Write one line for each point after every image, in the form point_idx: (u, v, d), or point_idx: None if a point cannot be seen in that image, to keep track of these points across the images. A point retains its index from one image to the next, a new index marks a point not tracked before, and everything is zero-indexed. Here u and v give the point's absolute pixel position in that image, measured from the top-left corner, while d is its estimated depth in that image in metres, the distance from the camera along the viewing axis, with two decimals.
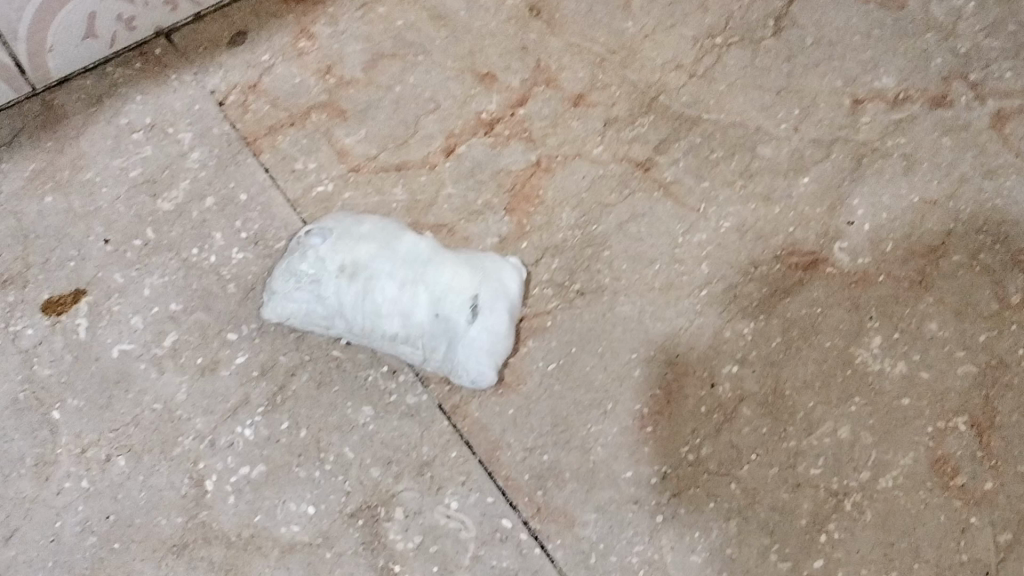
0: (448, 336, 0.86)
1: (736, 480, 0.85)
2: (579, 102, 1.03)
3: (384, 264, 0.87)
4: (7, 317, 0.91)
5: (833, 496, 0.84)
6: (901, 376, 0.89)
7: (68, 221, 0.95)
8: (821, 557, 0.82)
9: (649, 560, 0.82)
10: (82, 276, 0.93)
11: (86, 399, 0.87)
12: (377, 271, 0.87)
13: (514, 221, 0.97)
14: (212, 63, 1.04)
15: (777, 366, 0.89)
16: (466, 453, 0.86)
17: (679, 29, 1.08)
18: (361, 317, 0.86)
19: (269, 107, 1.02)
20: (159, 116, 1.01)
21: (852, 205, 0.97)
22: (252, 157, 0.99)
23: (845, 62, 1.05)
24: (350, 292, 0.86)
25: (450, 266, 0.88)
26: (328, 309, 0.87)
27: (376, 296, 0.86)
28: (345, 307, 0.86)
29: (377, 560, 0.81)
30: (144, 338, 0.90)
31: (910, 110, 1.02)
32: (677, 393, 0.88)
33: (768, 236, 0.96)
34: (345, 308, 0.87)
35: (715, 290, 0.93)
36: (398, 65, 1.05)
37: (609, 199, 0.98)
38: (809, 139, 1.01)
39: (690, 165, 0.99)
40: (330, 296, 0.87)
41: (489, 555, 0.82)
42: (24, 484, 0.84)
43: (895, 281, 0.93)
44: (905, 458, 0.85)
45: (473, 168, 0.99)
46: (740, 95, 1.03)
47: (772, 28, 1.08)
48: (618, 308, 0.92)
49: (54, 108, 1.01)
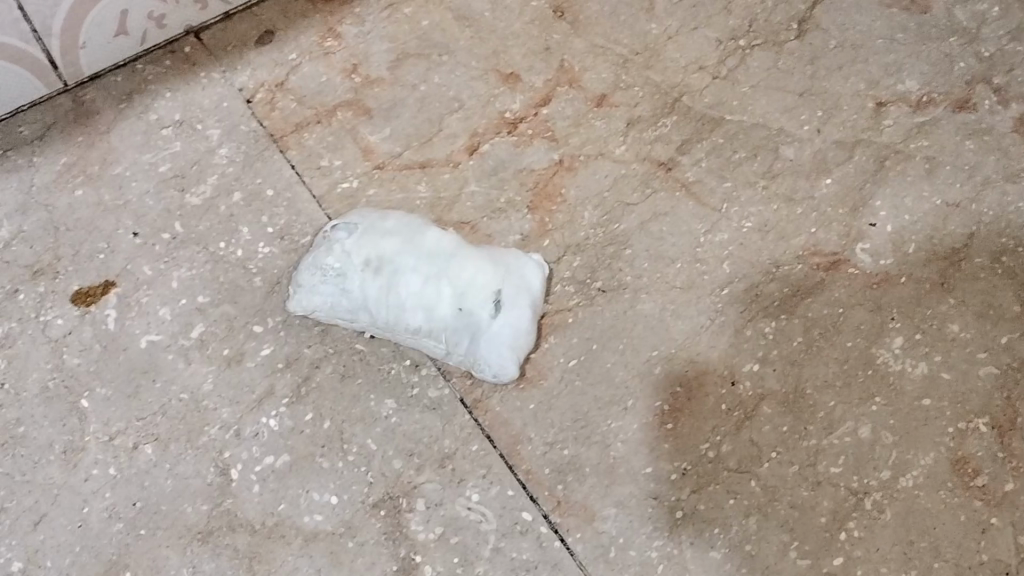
0: (472, 331, 0.87)
1: (756, 478, 0.85)
2: (602, 102, 1.04)
3: (410, 259, 0.88)
4: (37, 307, 0.92)
5: (853, 495, 0.84)
6: (922, 377, 0.89)
7: (98, 215, 0.97)
8: (841, 555, 0.82)
9: (668, 555, 0.82)
10: (111, 268, 0.94)
11: (114, 389, 0.89)
12: (402, 265, 0.88)
13: (537, 219, 0.97)
14: (240, 61, 1.06)
15: (798, 365, 0.90)
16: (487, 447, 0.86)
17: (702, 31, 1.09)
18: (386, 311, 0.87)
19: (296, 104, 1.04)
20: (188, 112, 1.03)
21: (874, 206, 0.97)
22: (279, 154, 1.01)
23: (868, 65, 1.06)
24: (374, 286, 0.87)
25: (475, 262, 0.89)
26: (352, 303, 0.88)
27: (402, 290, 0.87)
28: (370, 301, 0.87)
29: (399, 550, 0.82)
30: (171, 329, 0.92)
31: (933, 113, 1.02)
32: (698, 391, 0.89)
33: (790, 237, 0.96)
34: (370, 301, 0.87)
35: (736, 290, 0.93)
36: (423, 65, 1.06)
37: (631, 199, 0.98)
38: (831, 141, 1.01)
39: (712, 166, 1.00)
40: (355, 290, 0.88)
41: (510, 548, 0.82)
42: (53, 471, 0.85)
43: (917, 282, 0.93)
44: (926, 457, 0.85)
45: (496, 167, 1.00)
46: (762, 97, 1.04)
47: (795, 31, 1.08)
48: (640, 305, 0.93)
49: (85, 103, 1.03)
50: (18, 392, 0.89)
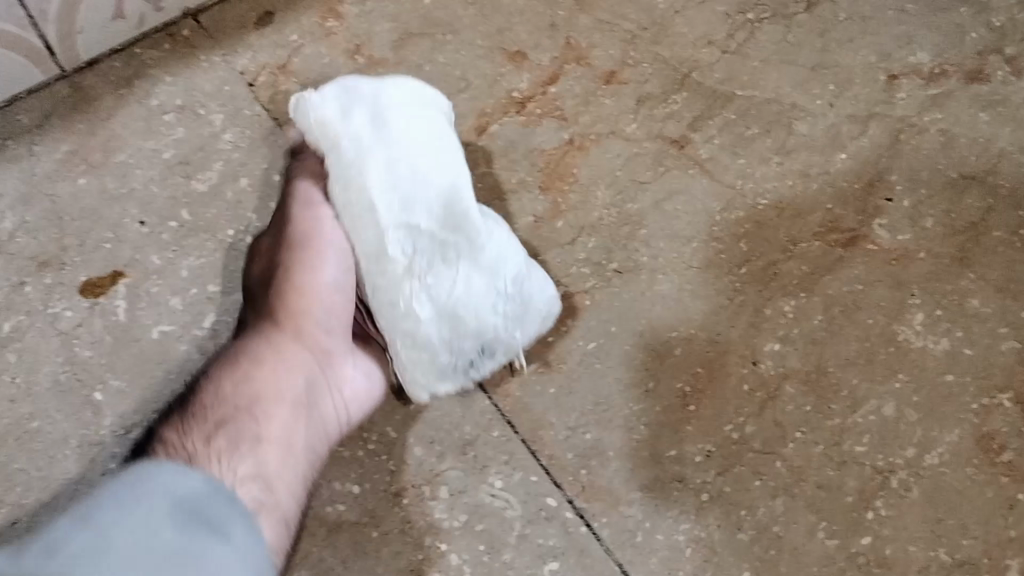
0: (400, 215, 0.79)
1: (782, 459, 0.84)
2: (611, 79, 1.02)
3: (467, 206, 0.82)
4: (45, 300, 0.91)
5: (879, 474, 0.84)
6: (944, 353, 0.88)
7: (103, 204, 0.95)
8: (869, 534, 0.82)
9: (696, 538, 0.82)
10: (118, 258, 0.93)
11: (128, 380, 0.88)
12: (480, 226, 0.82)
13: (549, 200, 0.96)
14: (241, 44, 1.04)
15: (819, 344, 0.89)
16: (509, 433, 0.86)
17: (711, 4, 1.07)
18: (480, 275, 0.82)
19: (299, 87, 1.01)
20: (189, 97, 1.01)
21: (890, 181, 0.96)
22: (284, 138, 0.99)
23: (879, 38, 1.04)
24: (494, 255, 0.82)
25: (434, 157, 0.82)
26: (474, 299, 0.81)
27: (478, 242, 0.82)
28: (503, 270, 0.83)
29: (424, 539, 0.82)
30: (184, 319, 0.90)
31: (946, 85, 1.01)
32: (719, 371, 0.88)
33: (807, 214, 0.95)
34: (453, 289, 0.81)
35: (754, 268, 0.92)
36: (427, 44, 1.04)
37: (644, 177, 0.97)
38: (845, 115, 1.00)
39: (725, 143, 0.99)
40: (483, 278, 0.82)
41: (536, 534, 0.82)
42: (69, 465, 0.85)
43: (936, 257, 0.92)
44: (951, 434, 0.85)
45: (506, 148, 0.98)
46: (774, 71, 1.02)
47: (805, 3, 1.07)
48: (657, 286, 0.92)
49: (83, 89, 1.01)
50: (30, 386, 0.88)
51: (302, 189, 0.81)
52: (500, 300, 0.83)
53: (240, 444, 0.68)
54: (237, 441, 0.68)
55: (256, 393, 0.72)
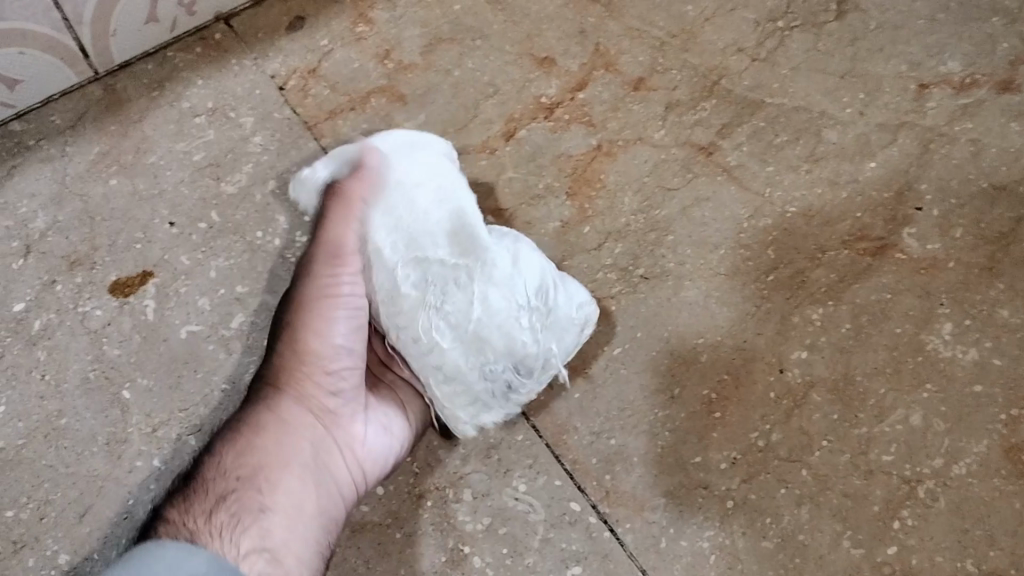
0: (408, 252, 0.79)
1: (807, 467, 0.84)
2: (639, 86, 1.02)
3: (472, 228, 0.81)
4: (75, 298, 0.92)
5: (906, 483, 0.83)
6: (973, 363, 0.87)
7: (134, 204, 0.96)
8: (895, 544, 0.81)
9: (720, 545, 0.82)
10: (148, 258, 0.94)
11: (155, 379, 0.89)
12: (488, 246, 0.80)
13: (576, 205, 0.96)
14: (272, 48, 1.05)
15: (846, 352, 0.88)
16: (533, 437, 0.86)
17: (740, 12, 1.07)
18: (494, 295, 0.79)
19: (329, 91, 1.02)
20: (220, 100, 1.02)
21: (919, 190, 0.96)
22: (313, 141, 1.00)
23: (910, 47, 1.04)
24: (508, 272, 0.80)
25: (430, 190, 0.81)
26: (495, 319, 0.78)
27: (485, 262, 0.79)
28: (520, 286, 0.80)
29: (447, 541, 0.82)
30: (212, 319, 0.91)
31: (977, 94, 1.00)
32: (745, 379, 0.88)
33: (835, 222, 0.94)
34: (468, 311, 0.78)
35: (781, 275, 0.92)
36: (456, 50, 1.05)
37: (672, 183, 0.97)
38: (874, 124, 0.99)
39: (753, 150, 0.99)
40: (501, 292, 0.79)
41: (560, 538, 0.82)
42: (96, 462, 0.86)
43: (965, 267, 0.92)
44: (979, 445, 0.84)
45: (534, 153, 0.99)
46: (803, 79, 1.02)
47: (835, 12, 1.07)
48: (683, 292, 0.92)
49: (116, 92, 1.02)
50: (60, 383, 0.89)
51: (330, 240, 0.79)
52: (525, 312, 0.79)
53: (243, 514, 0.68)
54: (238, 515, 0.67)
55: (261, 460, 0.72)
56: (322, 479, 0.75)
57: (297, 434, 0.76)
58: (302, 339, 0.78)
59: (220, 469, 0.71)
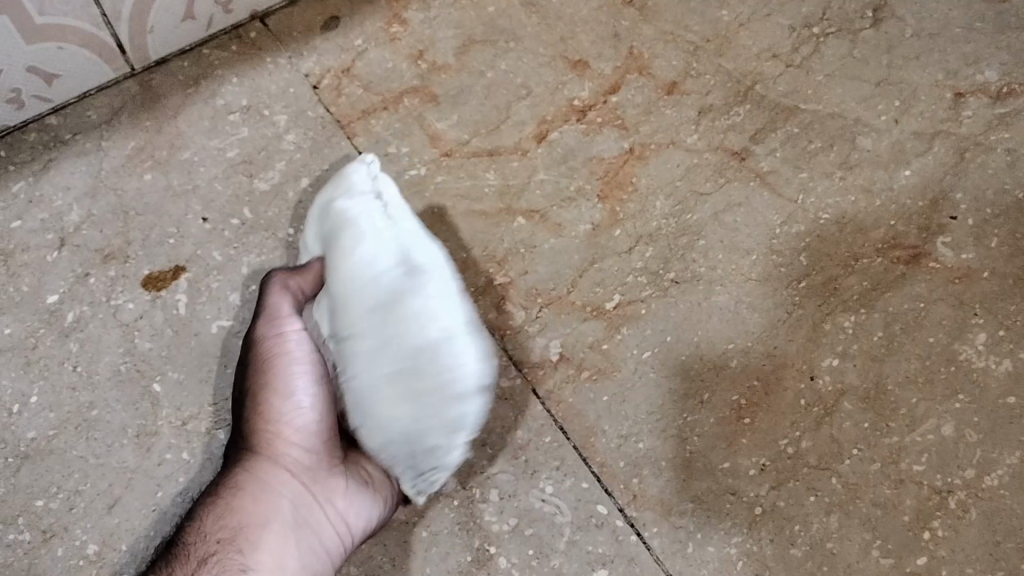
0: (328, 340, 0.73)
1: (837, 475, 0.83)
2: (673, 90, 1.02)
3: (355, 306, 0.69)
4: (108, 291, 0.93)
5: (937, 494, 0.82)
6: (1006, 374, 0.87)
7: (167, 199, 0.97)
8: (925, 554, 0.80)
9: (747, 552, 0.81)
10: (181, 253, 0.94)
11: (186, 373, 0.89)
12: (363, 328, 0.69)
13: (607, 208, 0.96)
14: (306, 47, 1.06)
15: (879, 361, 0.88)
16: (561, 438, 0.85)
17: (775, 18, 1.06)
18: (370, 380, 0.69)
19: (363, 91, 1.03)
20: (255, 98, 1.02)
21: (954, 199, 0.95)
22: (346, 140, 1.00)
23: (946, 55, 1.03)
24: (385, 350, 0.68)
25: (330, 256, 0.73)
26: (383, 405, 0.69)
27: (366, 342, 0.69)
28: (396, 364, 0.68)
29: (473, 541, 0.82)
30: (243, 314, 0.92)
31: (1015, 104, 1.00)
32: (776, 385, 0.87)
33: (869, 230, 0.94)
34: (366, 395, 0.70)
35: (813, 282, 0.91)
36: (489, 52, 1.05)
37: (704, 188, 0.97)
38: (910, 132, 0.99)
39: (787, 156, 0.98)
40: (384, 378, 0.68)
41: (586, 541, 0.82)
42: (126, 454, 0.86)
43: (1000, 277, 0.91)
44: (1011, 457, 0.83)
45: (566, 155, 0.99)
46: (838, 86, 1.02)
47: (871, 19, 1.06)
48: (714, 297, 0.91)
49: (152, 88, 1.03)
50: (91, 375, 0.89)
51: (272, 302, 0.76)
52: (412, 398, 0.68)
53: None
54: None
55: (240, 522, 0.73)
56: (301, 537, 0.75)
57: (271, 496, 0.75)
58: (262, 404, 0.75)
59: (199, 533, 0.72)
